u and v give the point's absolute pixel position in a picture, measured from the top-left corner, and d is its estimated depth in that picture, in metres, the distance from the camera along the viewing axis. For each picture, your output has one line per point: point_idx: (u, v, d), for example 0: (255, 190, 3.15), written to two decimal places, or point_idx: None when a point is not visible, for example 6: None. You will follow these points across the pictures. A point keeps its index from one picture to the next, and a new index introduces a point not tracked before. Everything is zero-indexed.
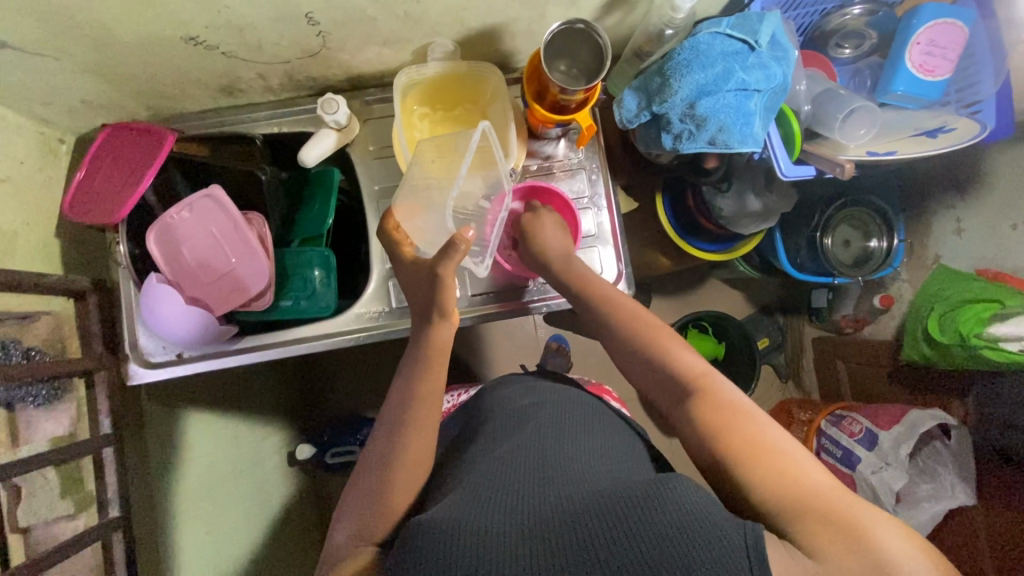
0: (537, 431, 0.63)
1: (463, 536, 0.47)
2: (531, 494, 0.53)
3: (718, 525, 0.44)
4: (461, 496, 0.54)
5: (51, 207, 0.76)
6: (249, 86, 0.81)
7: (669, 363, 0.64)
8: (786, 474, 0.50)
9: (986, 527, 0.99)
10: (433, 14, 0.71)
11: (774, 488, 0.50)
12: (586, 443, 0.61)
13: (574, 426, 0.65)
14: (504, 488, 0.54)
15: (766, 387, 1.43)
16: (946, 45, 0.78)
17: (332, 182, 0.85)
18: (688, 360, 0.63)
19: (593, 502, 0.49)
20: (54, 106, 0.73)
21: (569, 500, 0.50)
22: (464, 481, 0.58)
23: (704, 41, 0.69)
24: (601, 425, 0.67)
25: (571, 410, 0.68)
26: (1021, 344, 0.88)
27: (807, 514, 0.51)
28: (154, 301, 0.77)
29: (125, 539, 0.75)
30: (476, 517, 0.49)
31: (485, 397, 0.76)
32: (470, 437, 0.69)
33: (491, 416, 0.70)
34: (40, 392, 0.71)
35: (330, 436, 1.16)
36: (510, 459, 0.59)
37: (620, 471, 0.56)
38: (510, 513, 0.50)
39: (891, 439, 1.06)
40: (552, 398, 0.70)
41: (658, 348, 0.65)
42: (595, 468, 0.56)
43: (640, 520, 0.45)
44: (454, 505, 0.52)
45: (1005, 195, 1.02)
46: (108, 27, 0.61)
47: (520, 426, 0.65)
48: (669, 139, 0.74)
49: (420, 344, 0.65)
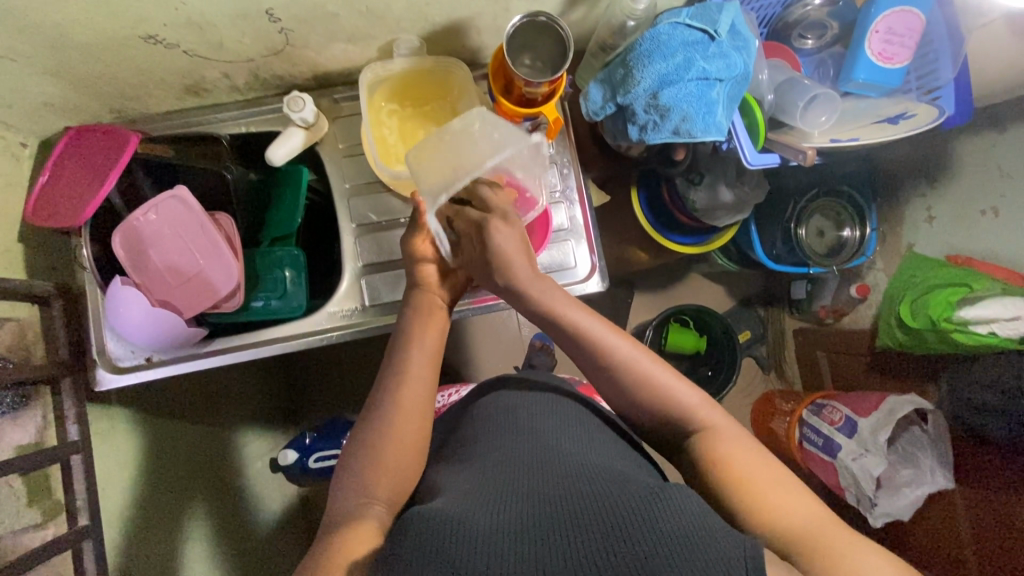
0: (530, 433, 0.63)
1: (459, 529, 0.46)
2: (526, 496, 0.52)
3: (715, 538, 0.45)
4: (454, 494, 0.54)
5: (15, 212, 0.75)
6: (215, 85, 0.80)
7: (666, 398, 0.64)
8: (792, 505, 0.54)
9: (965, 510, 1.00)
10: (396, 10, 0.71)
11: (773, 518, 0.54)
12: (581, 445, 0.61)
13: (565, 429, 0.64)
14: (499, 487, 0.54)
15: (749, 378, 1.44)
16: (903, 33, 0.79)
17: (300, 180, 0.85)
18: (681, 393, 0.64)
19: (591, 507, 0.48)
20: (15, 109, 0.72)
21: (563, 500, 0.50)
22: (456, 482, 0.57)
23: (664, 31, 0.70)
24: (590, 427, 0.67)
25: (563, 413, 0.68)
26: (988, 327, 0.89)
27: (793, 526, 0.53)
28: (119, 304, 0.75)
29: (95, 547, 0.73)
30: (472, 514, 0.48)
31: (475, 404, 0.76)
32: (459, 442, 0.68)
33: (484, 419, 0.69)
34: (6, 399, 0.69)
35: (315, 441, 1.12)
36: (506, 462, 0.58)
37: (614, 471, 0.56)
38: (508, 512, 0.49)
39: (870, 425, 1.07)
40: (541, 403, 0.70)
41: (649, 381, 0.65)
42: (590, 467, 0.56)
43: (637, 526, 0.45)
44: (447, 502, 0.51)
45: (969, 180, 1.04)
46: (63, 27, 0.61)
47: (512, 427, 0.65)
48: (635, 129, 0.75)
49: (396, 357, 0.67)
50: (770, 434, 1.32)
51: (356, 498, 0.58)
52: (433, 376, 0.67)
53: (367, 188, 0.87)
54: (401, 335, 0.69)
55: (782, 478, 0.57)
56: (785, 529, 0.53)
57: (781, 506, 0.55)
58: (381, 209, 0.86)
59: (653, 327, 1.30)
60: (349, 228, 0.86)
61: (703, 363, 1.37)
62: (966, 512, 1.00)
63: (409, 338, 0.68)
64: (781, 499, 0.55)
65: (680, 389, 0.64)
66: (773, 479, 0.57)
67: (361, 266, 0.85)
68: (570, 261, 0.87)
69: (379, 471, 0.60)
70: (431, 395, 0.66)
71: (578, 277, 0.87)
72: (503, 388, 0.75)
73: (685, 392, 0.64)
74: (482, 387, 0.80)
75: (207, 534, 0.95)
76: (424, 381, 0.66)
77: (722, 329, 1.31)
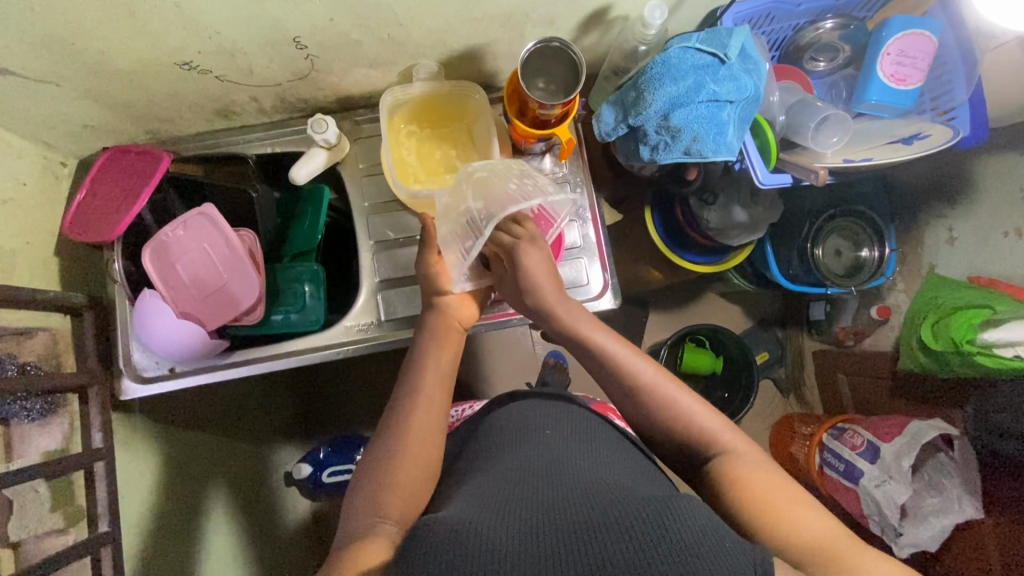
0: (543, 445, 0.63)
1: (473, 540, 0.46)
2: (537, 507, 0.52)
3: (726, 549, 0.44)
4: (468, 503, 0.54)
5: (53, 227, 0.79)
6: (243, 108, 0.84)
7: (685, 421, 0.64)
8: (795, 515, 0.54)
9: (994, 541, 0.96)
10: (416, 37, 0.74)
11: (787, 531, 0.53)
12: (592, 458, 0.61)
13: (577, 441, 0.64)
14: (511, 497, 0.54)
15: (766, 401, 1.42)
16: (916, 55, 0.81)
17: (322, 200, 0.88)
18: (701, 416, 0.63)
19: (601, 517, 0.48)
20: (57, 130, 0.77)
21: (573, 509, 0.50)
22: (469, 491, 0.57)
23: (675, 55, 0.72)
24: (604, 442, 0.66)
25: (579, 428, 0.68)
26: (1014, 350, 0.87)
27: (804, 537, 0.53)
28: (146, 315, 0.79)
29: (114, 554, 0.75)
30: (484, 525, 0.48)
31: (490, 415, 0.76)
32: (473, 452, 0.68)
33: (498, 431, 0.69)
34: (35, 407, 0.71)
35: (329, 455, 1.14)
36: (517, 472, 0.58)
37: (624, 483, 0.56)
38: (519, 523, 0.49)
39: (893, 451, 1.04)
40: (556, 416, 0.69)
41: (643, 385, 0.65)
42: (602, 479, 0.56)
43: (646, 536, 0.45)
44: (461, 511, 0.52)
45: (991, 201, 1.03)
46: (105, 54, 0.65)
47: (526, 440, 0.64)
48: (647, 149, 0.76)
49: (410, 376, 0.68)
50: (790, 459, 1.28)
51: (372, 513, 0.58)
52: (446, 400, 0.68)
53: (386, 207, 0.89)
54: (416, 359, 0.70)
55: (797, 496, 0.56)
56: (794, 540, 0.53)
57: (792, 522, 0.54)
58: (398, 227, 0.89)
59: (669, 345, 1.30)
60: (368, 246, 0.88)
61: (720, 385, 1.34)
62: (996, 544, 0.95)
63: (431, 364, 0.69)
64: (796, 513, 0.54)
65: (691, 407, 0.64)
66: (785, 494, 0.56)
67: (378, 281, 0.87)
68: (583, 278, 0.88)
69: (396, 485, 0.60)
70: (442, 413, 0.67)
71: (590, 294, 0.87)
72: (520, 400, 0.75)
73: (684, 400, 0.64)
74: (496, 400, 0.80)
75: (226, 544, 0.98)
76: (435, 399, 0.67)
77: (738, 351, 1.29)
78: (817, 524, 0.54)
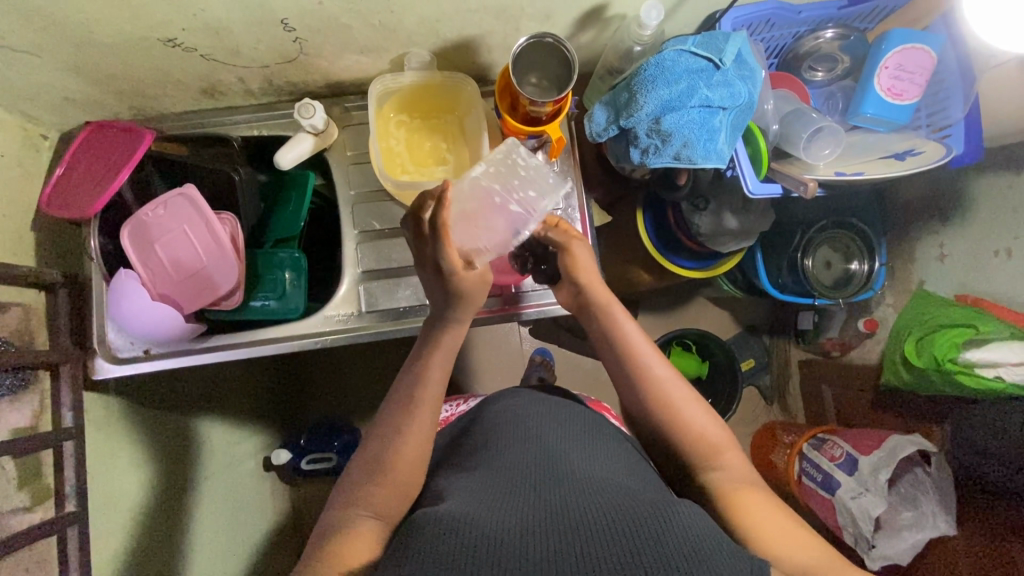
0: (539, 442, 0.62)
1: (468, 534, 0.46)
2: (531, 504, 0.51)
3: (720, 556, 0.44)
4: (463, 497, 0.54)
5: (30, 201, 0.77)
6: (230, 89, 0.83)
7: (685, 428, 0.63)
8: (774, 540, 0.54)
9: (967, 558, 0.97)
10: (407, 24, 0.72)
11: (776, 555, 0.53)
12: (586, 458, 0.61)
13: (573, 440, 0.64)
14: (506, 493, 0.54)
15: (750, 408, 1.41)
16: (914, 69, 0.80)
17: (306, 184, 0.87)
18: (704, 425, 0.63)
19: (598, 516, 0.48)
20: (36, 102, 0.75)
21: (574, 508, 0.50)
22: (461, 486, 0.57)
23: (669, 58, 0.70)
24: (598, 441, 0.66)
25: (577, 427, 0.67)
26: (995, 370, 0.87)
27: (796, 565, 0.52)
28: (123, 295, 0.78)
29: (80, 534, 0.73)
30: (480, 520, 0.48)
31: (485, 407, 0.75)
32: (466, 446, 0.68)
33: (490, 426, 0.68)
34: (4, 382, 0.70)
35: (308, 443, 1.18)
36: (513, 468, 0.58)
37: (621, 484, 0.56)
38: (514, 518, 0.49)
39: (871, 464, 1.04)
40: (552, 414, 0.69)
41: (650, 387, 0.65)
42: (597, 478, 0.56)
43: (643, 538, 0.45)
44: (456, 504, 0.52)
45: (985, 220, 1.01)
46: (86, 26, 0.63)
47: (522, 435, 0.64)
48: (637, 152, 0.75)
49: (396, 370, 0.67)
50: (769, 466, 1.28)
51: (341, 507, 0.57)
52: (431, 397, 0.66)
53: (372, 197, 0.88)
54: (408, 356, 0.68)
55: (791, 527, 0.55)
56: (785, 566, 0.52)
57: (785, 551, 0.53)
58: (384, 218, 0.88)
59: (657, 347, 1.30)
60: (352, 235, 0.87)
61: (704, 390, 1.34)
62: (967, 559, 0.96)
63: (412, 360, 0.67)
64: (787, 544, 0.54)
65: (698, 415, 0.64)
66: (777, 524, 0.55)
67: (361, 272, 0.86)
68: None
69: (367, 479, 0.59)
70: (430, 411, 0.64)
71: None
72: (520, 394, 0.75)
73: (689, 405, 0.64)
74: (489, 395, 0.79)
75: (209, 528, 0.97)
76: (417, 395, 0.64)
77: (724, 357, 1.29)
78: (806, 550, 0.53)
